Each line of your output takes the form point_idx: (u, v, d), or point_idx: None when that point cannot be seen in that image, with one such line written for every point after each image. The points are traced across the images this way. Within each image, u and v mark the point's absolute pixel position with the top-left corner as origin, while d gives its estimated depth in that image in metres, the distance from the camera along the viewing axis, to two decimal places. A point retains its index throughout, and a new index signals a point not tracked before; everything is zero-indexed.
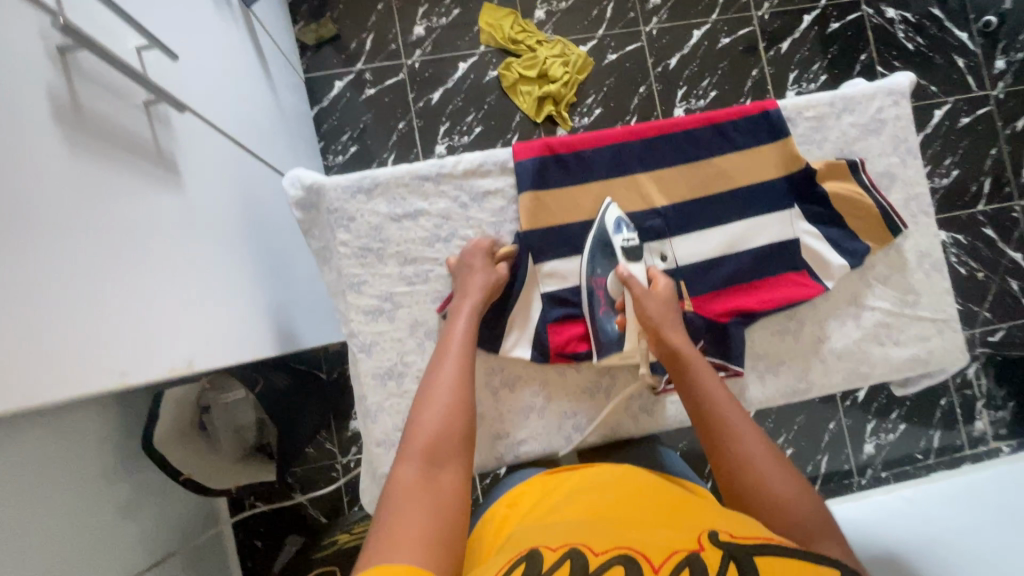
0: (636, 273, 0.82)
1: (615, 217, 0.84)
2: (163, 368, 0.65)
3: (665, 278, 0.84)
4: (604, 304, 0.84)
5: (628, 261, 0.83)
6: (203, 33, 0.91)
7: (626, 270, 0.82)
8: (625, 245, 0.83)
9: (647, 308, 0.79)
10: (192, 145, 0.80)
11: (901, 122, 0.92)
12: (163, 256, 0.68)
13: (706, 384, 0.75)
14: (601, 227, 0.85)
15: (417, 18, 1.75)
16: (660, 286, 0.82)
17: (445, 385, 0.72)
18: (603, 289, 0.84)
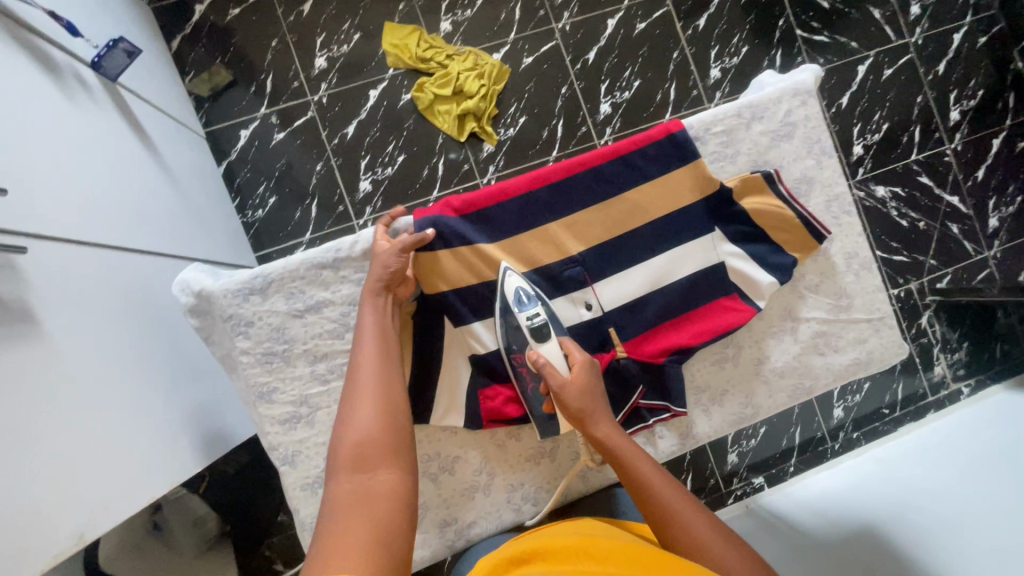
0: (551, 356, 0.77)
1: (515, 289, 0.80)
2: (45, 558, 0.61)
3: (581, 349, 0.78)
4: (530, 382, 0.80)
5: (540, 342, 0.78)
6: (49, 140, 0.81)
7: (538, 356, 0.77)
8: (529, 324, 0.78)
9: (567, 400, 0.74)
10: (55, 281, 0.72)
11: (812, 122, 0.88)
12: (33, 433, 0.62)
13: (641, 470, 0.72)
14: (505, 300, 0.80)
15: (317, 50, 1.64)
16: (577, 363, 0.77)
17: (376, 379, 0.69)
18: (525, 365, 0.80)
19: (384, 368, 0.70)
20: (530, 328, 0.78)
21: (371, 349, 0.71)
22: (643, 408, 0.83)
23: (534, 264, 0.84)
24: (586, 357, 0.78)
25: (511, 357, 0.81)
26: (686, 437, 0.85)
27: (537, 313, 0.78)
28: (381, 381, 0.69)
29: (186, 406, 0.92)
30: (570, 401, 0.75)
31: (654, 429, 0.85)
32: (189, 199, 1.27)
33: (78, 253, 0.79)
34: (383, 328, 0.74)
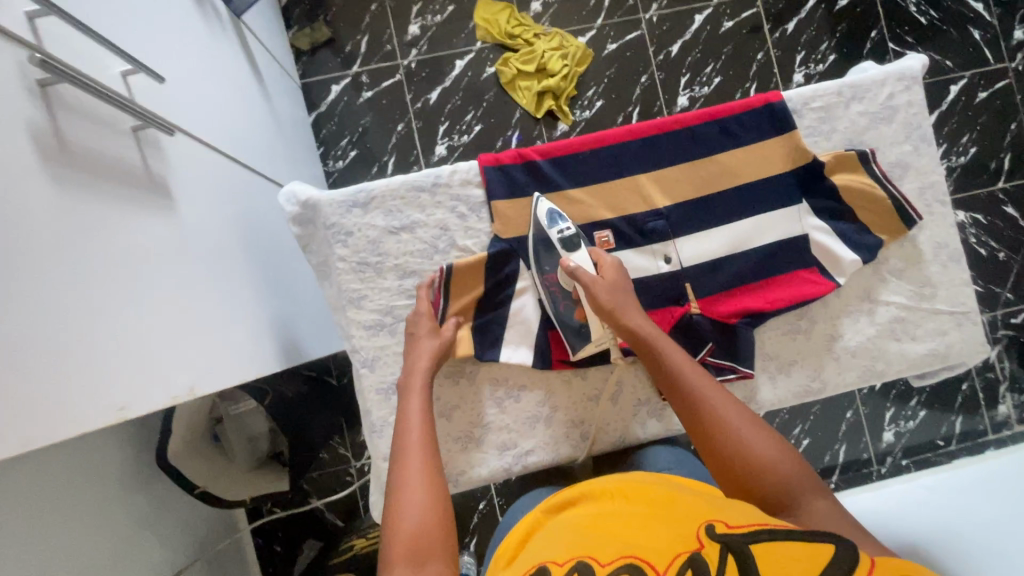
0: (582, 263, 0.79)
1: (546, 209, 0.81)
2: (166, 398, 0.64)
3: (609, 257, 0.81)
4: (562, 299, 0.83)
5: (571, 251, 0.80)
6: (193, 54, 0.90)
7: (570, 263, 0.78)
8: (559, 237, 0.80)
9: (598, 293, 0.77)
10: (186, 167, 0.79)
11: (914, 108, 0.88)
12: (161, 283, 0.67)
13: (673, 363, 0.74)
14: (537, 221, 0.83)
15: (412, 17, 1.73)
16: (606, 266, 0.80)
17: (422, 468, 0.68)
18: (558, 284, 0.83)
19: (432, 460, 0.69)
20: (561, 240, 0.80)
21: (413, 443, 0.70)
22: (710, 365, 0.84)
23: (618, 212, 0.86)
24: (615, 261, 0.82)
25: (543, 278, 0.84)
26: (750, 401, 0.85)
27: (567, 226, 0.80)
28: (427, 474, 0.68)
29: (273, 311, 0.97)
30: (601, 296, 0.77)
31: None
32: (286, 137, 1.35)
33: (206, 151, 0.86)
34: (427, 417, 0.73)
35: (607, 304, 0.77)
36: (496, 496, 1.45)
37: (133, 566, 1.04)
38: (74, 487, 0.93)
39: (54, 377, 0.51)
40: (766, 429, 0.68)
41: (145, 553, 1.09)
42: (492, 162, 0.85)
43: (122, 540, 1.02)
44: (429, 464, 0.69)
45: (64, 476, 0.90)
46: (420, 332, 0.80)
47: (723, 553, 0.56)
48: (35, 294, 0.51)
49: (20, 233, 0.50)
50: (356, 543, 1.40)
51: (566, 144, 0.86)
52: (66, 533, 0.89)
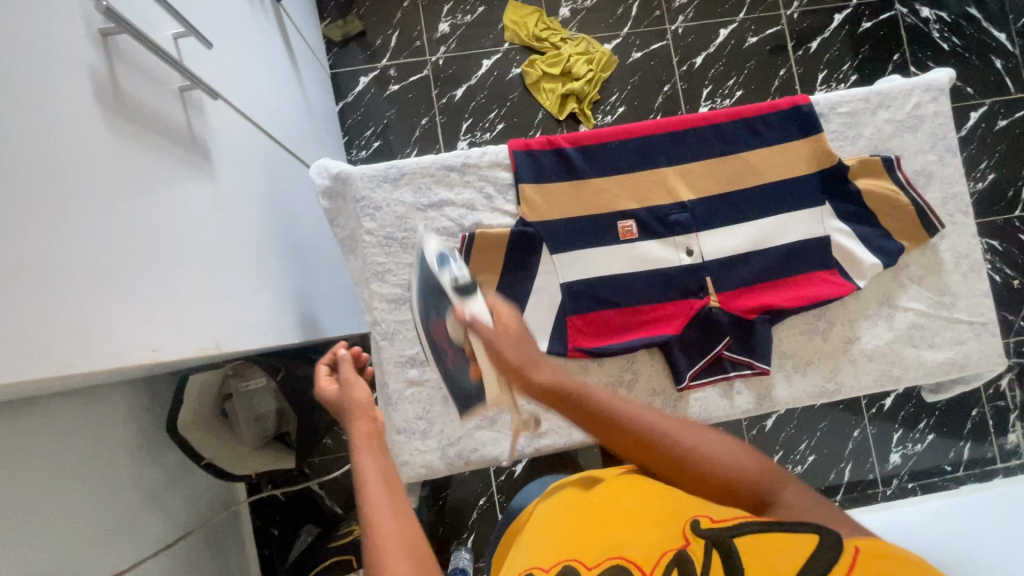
0: (478, 312, 0.73)
1: (439, 252, 0.78)
2: (193, 349, 0.65)
3: (505, 308, 0.77)
4: (450, 351, 0.77)
5: (466, 298, 0.74)
6: (237, 28, 0.92)
7: (466, 312, 0.73)
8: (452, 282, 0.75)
9: (499, 346, 0.72)
10: (224, 133, 0.81)
11: (940, 119, 0.89)
12: (196, 240, 0.69)
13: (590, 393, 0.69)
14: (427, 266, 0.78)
15: (442, 15, 1.77)
16: (503, 316, 0.75)
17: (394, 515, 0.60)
18: (445, 336, 0.77)
19: (401, 505, 0.62)
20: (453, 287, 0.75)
21: (377, 493, 0.62)
22: (725, 359, 0.85)
23: (643, 203, 0.87)
24: (512, 312, 0.77)
25: (430, 326, 0.78)
26: (765, 398, 0.85)
27: (462, 271, 0.76)
28: (400, 522, 0.60)
29: (294, 283, 0.98)
30: (504, 351, 0.72)
31: (732, 383, 0.86)
32: (314, 121, 1.38)
33: (243, 121, 0.88)
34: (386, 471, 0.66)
35: (514, 364, 0.71)
36: (497, 490, 1.45)
37: (133, 530, 1.04)
38: (81, 446, 0.93)
39: (94, 310, 0.52)
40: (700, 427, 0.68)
41: (145, 518, 1.08)
42: (519, 146, 0.87)
43: (123, 504, 1.02)
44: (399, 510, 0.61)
45: (71, 433, 0.90)
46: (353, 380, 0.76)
47: (707, 547, 0.55)
48: (85, 226, 0.52)
49: (74, 170, 0.52)
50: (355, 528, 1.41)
51: (594, 134, 0.88)
52: (68, 491, 0.89)
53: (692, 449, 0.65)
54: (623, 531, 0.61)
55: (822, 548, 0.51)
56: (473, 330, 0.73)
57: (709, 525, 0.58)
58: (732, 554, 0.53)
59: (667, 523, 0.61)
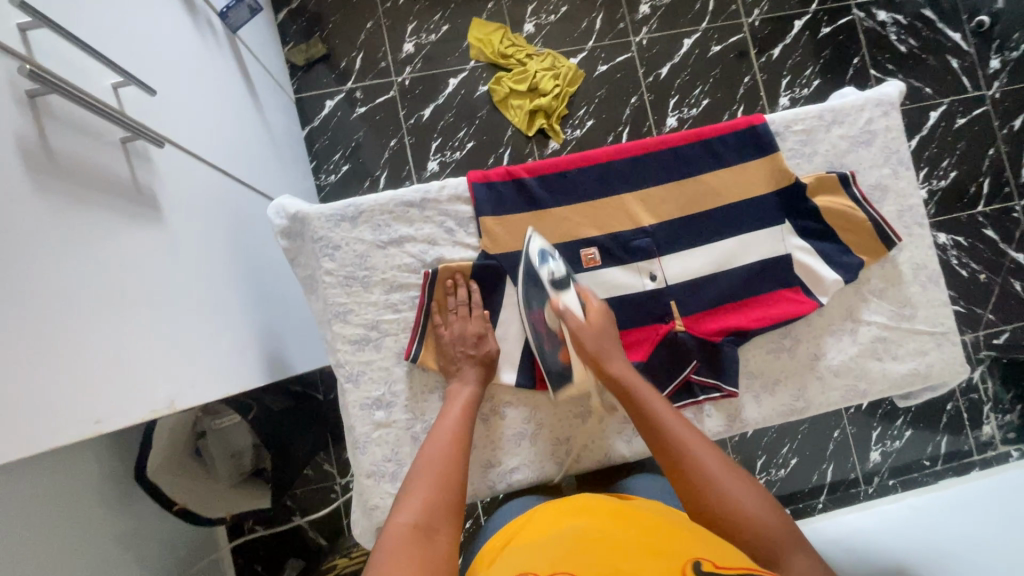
0: (572, 304, 0.79)
1: (539, 248, 0.82)
2: (143, 412, 0.63)
3: (598, 302, 0.82)
4: (548, 340, 0.83)
5: (560, 291, 0.80)
6: (186, 67, 0.91)
7: (560, 303, 0.79)
8: (550, 276, 0.80)
9: (583, 338, 0.78)
10: (175, 179, 0.79)
11: (892, 133, 0.90)
12: (145, 297, 0.68)
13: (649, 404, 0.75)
14: (527, 261, 0.83)
15: (407, 35, 1.76)
16: (594, 309, 0.81)
17: (452, 439, 0.72)
18: (543, 323, 0.83)
19: (463, 434, 0.73)
20: (551, 280, 0.81)
21: (448, 423, 0.74)
22: (694, 383, 0.85)
23: (605, 230, 0.87)
24: (601, 304, 0.82)
25: (530, 313, 0.83)
26: (735, 420, 0.85)
27: (558, 266, 0.81)
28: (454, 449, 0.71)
29: (258, 323, 0.96)
30: (586, 343, 0.78)
31: (703, 406, 0.86)
32: (278, 150, 1.36)
33: (197, 164, 0.86)
34: (470, 404, 0.77)
35: (591, 353, 0.77)
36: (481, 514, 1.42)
37: None
38: (51, 504, 0.90)
39: (30, 386, 0.51)
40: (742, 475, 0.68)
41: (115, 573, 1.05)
42: (478, 178, 0.86)
43: (91, 560, 0.99)
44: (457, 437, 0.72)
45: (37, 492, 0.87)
46: (450, 297, 0.84)
47: None
48: (20, 300, 0.51)
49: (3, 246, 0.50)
50: None
51: (553, 162, 0.87)
52: (33, 554, 0.86)
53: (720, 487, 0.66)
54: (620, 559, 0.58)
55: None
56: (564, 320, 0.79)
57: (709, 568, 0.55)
58: None
59: (664, 559, 0.57)
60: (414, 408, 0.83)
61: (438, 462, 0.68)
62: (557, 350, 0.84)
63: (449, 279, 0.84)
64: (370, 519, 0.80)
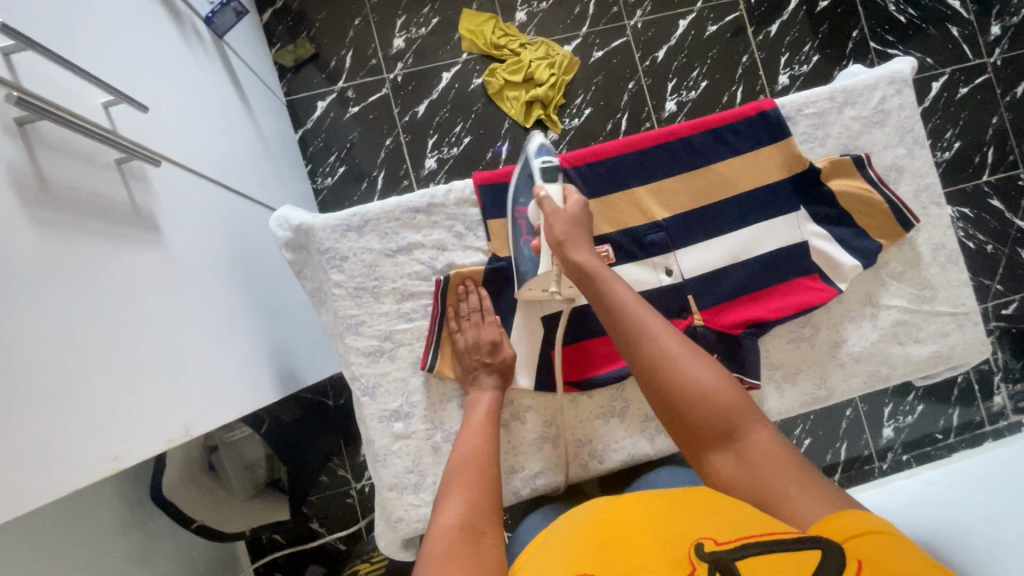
0: (553, 194, 0.79)
1: (540, 142, 0.84)
2: (159, 444, 0.62)
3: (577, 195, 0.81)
4: (525, 234, 0.82)
5: (548, 181, 0.81)
6: (175, 78, 0.87)
7: (542, 191, 0.79)
8: (542, 166, 0.82)
9: (553, 225, 0.76)
10: (174, 197, 0.77)
11: (906, 111, 0.88)
12: (152, 324, 0.66)
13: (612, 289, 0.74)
14: (525, 152, 0.85)
15: (397, 30, 1.71)
16: (572, 200, 0.79)
17: (480, 443, 0.71)
18: (525, 218, 0.83)
19: (490, 437, 0.72)
20: (542, 171, 0.82)
21: (474, 426, 0.74)
22: None
23: (617, 226, 0.85)
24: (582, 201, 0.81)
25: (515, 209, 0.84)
26: None
27: (552, 159, 0.82)
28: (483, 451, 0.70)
29: (267, 338, 0.94)
30: (557, 228, 0.76)
31: None
32: (273, 157, 1.33)
33: (195, 180, 0.84)
34: (494, 408, 0.76)
35: (559, 237, 0.75)
36: None
37: None
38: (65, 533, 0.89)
39: (42, 432, 0.50)
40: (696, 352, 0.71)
41: None
42: (483, 181, 0.84)
43: None
44: (486, 439, 0.72)
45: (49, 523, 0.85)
46: (464, 303, 0.82)
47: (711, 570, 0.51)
48: (22, 345, 0.49)
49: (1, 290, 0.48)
50: (359, 568, 1.36)
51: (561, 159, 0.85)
52: None
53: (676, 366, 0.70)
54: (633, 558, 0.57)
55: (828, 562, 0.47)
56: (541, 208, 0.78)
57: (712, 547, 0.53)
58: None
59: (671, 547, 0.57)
60: (433, 419, 0.81)
61: (469, 466, 0.67)
62: (528, 245, 0.81)
63: (463, 286, 0.82)
64: (395, 532, 0.79)
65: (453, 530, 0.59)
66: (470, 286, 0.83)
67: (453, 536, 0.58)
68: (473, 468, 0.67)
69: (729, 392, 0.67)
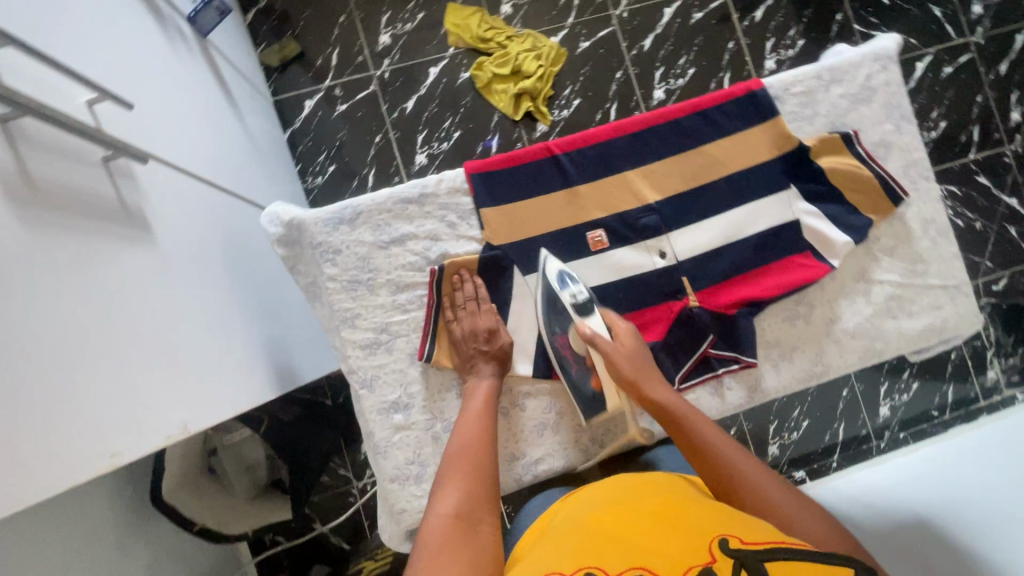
0: (598, 328, 0.79)
1: (557, 271, 0.81)
2: (156, 441, 0.63)
3: (624, 322, 0.81)
4: (573, 363, 0.82)
5: (586, 316, 0.80)
6: (159, 77, 0.87)
7: (587, 329, 0.79)
8: (573, 301, 0.80)
9: (618, 361, 0.77)
10: (163, 195, 0.76)
11: (892, 87, 0.89)
12: (146, 322, 0.65)
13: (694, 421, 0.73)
14: (546, 284, 0.82)
15: (382, 26, 1.70)
16: (622, 332, 0.80)
17: (478, 431, 0.71)
18: (568, 349, 0.82)
19: (488, 426, 0.72)
20: (574, 304, 0.80)
21: (472, 415, 0.73)
22: (713, 357, 0.84)
23: (610, 211, 0.85)
24: (630, 326, 0.81)
25: (554, 339, 0.83)
26: (755, 390, 0.85)
27: (581, 290, 0.80)
28: (479, 440, 0.70)
29: (263, 335, 0.94)
30: (622, 365, 0.77)
31: (722, 380, 0.85)
32: (262, 156, 1.32)
33: (184, 178, 0.83)
34: (491, 398, 0.76)
35: (627, 375, 0.76)
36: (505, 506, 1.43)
37: None
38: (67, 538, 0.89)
39: (36, 431, 0.50)
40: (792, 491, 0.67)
41: None
42: (474, 169, 0.84)
43: None
44: (484, 428, 0.71)
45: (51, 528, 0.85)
46: (459, 292, 0.82)
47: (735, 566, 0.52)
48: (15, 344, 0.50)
49: None
50: None
51: (552, 144, 0.85)
52: None
53: (772, 499, 0.65)
54: (648, 545, 0.58)
55: None
56: (595, 346, 0.79)
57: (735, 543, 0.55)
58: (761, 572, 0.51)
59: (689, 537, 0.58)
60: (432, 409, 0.81)
61: (466, 455, 0.67)
62: (588, 377, 0.82)
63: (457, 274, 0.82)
64: (398, 523, 0.79)
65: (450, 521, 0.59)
66: (464, 274, 0.83)
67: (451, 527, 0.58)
68: (469, 457, 0.67)
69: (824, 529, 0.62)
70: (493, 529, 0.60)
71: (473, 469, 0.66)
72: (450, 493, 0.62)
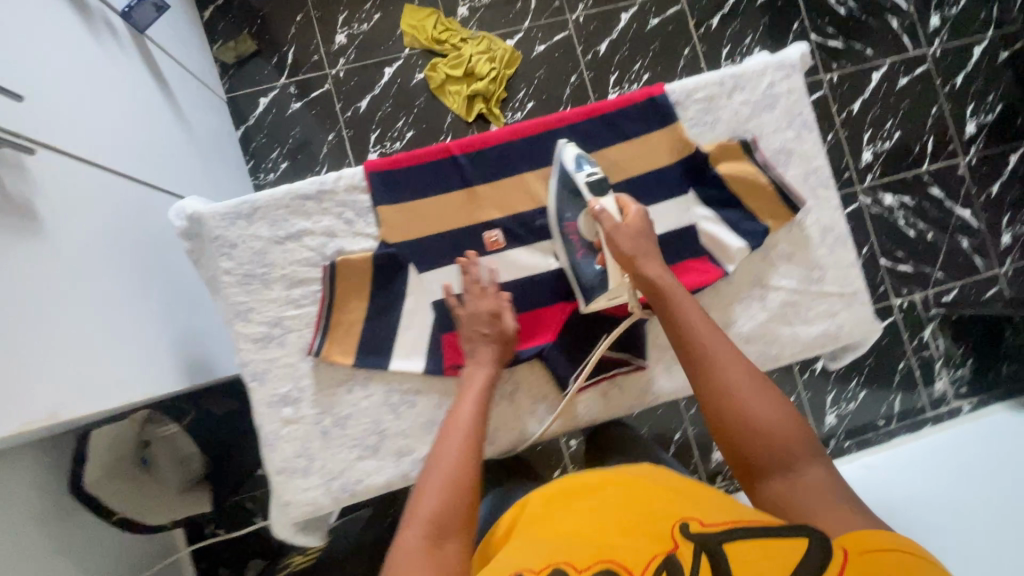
0: (609, 207, 0.81)
1: (575, 155, 0.84)
2: (14, 425, 0.64)
3: (636, 208, 0.83)
4: (581, 247, 0.86)
5: (599, 194, 0.81)
6: (74, 71, 0.88)
7: (598, 205, 0.81)
8: (588, 180, 0.82)
9: (619, 241, 0.80)
10: (58, 186, 0.78)
11: (794, 96, 0.90)
12: (17, 309, 0.67)
13: (683, 313, 0.77)
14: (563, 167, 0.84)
15: (338, 27, 1.72)
16: (632, 214, 0.82)
17: (466, 425, 0.73)
18: (576, 233, 0.86)
19: (478, 426, 0.74)
20: (588, 184, 0.82)
21: (462, 415, 0.75)
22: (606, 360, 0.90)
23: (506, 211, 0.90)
24: (640, 210, 0.83)
25: (564, 223, 0.86)
26: (645, 392, 0.91)
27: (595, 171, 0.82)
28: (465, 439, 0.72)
29: (174, 328, 0.96)
30: (623, 245, 0.80)
31: (615, 380, 0.91)
32: (202, 150, 1.33)
33: (88, 170, 0.85)
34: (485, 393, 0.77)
35: (628, 253, 0.79)
36: None
37: None
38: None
39: None
40: (767, 389, 0.71)
41: None
42: (373, 168, 0.86)
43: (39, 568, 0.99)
44: (470, 426, 0.73)
45: None
46: (352, 289, 0.85)
47: (698, 552, 0.57)
48: None
49: None
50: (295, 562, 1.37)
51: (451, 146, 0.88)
52: None
53: (741, 397, 0.70)
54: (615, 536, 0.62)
55: (812, 558, 0.53)
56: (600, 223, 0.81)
57: (698, 529, 0.60)
58: (721, 559, 0.55)
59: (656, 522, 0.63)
60: (322, 403, 0.84)
61: (449, 456, 0.70)
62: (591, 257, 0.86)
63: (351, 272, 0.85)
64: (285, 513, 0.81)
65: (424, 533, 0.62)
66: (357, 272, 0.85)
67: (422, 538, 0.62)
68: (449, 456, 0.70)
69: (786, 428, 0.67)
70: (465, 538, 0.64)
71: (452, 473, 0.68)
72: (429, 500, 0.65)
